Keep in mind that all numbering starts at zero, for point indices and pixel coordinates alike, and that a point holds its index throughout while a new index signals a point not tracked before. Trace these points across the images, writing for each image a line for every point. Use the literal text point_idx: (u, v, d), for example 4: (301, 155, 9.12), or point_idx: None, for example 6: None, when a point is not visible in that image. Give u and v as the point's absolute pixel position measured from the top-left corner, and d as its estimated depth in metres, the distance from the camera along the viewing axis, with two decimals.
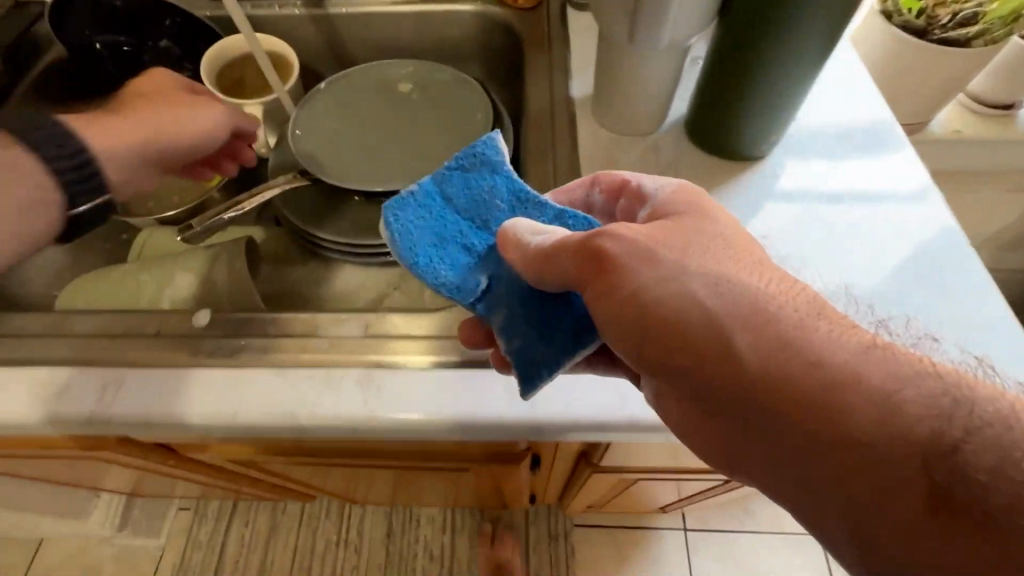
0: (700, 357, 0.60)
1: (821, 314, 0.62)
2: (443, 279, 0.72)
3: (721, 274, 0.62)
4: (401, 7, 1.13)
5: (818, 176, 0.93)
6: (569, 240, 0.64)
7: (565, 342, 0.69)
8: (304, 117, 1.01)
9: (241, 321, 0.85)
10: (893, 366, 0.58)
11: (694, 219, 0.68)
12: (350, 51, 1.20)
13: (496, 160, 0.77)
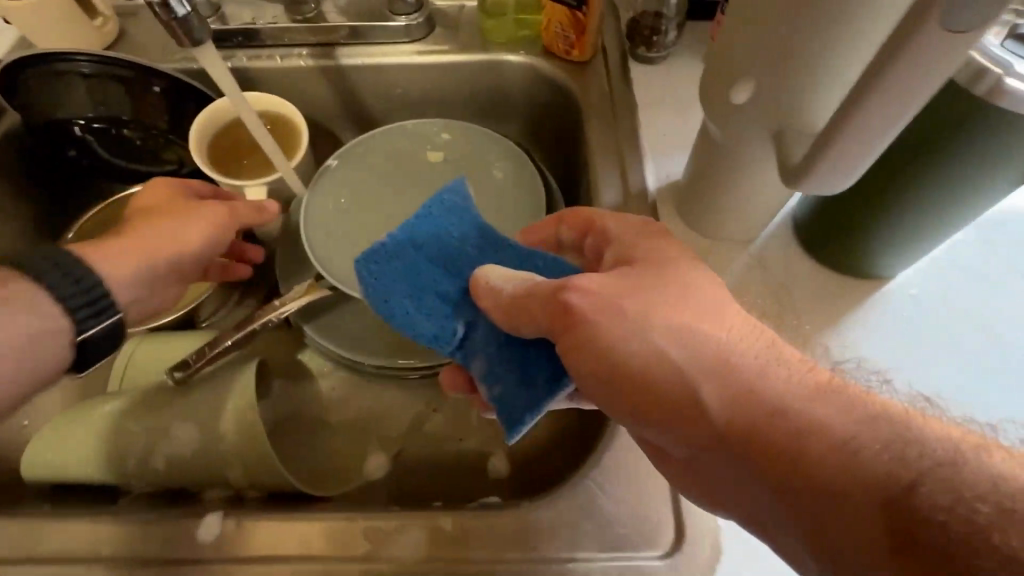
0: (643, 395, 0.34)
1: (781, 362, 0.33)
2: (424, 331, 0.41)
3: (715, 337, 0.34)
4: (435, 56, 0.65)
5: (944, 288, 0.47)
6: (537, 291, 0.37)
7: (548, 393, 0.40)
8: (318, 196, 0.61)
9: (133, 467, 0.48)
10: (846, 407, 0.31)
11: (649, 260, 0.38)
12: (376, 109, 0.69)
13: (465, 202, 0.46)
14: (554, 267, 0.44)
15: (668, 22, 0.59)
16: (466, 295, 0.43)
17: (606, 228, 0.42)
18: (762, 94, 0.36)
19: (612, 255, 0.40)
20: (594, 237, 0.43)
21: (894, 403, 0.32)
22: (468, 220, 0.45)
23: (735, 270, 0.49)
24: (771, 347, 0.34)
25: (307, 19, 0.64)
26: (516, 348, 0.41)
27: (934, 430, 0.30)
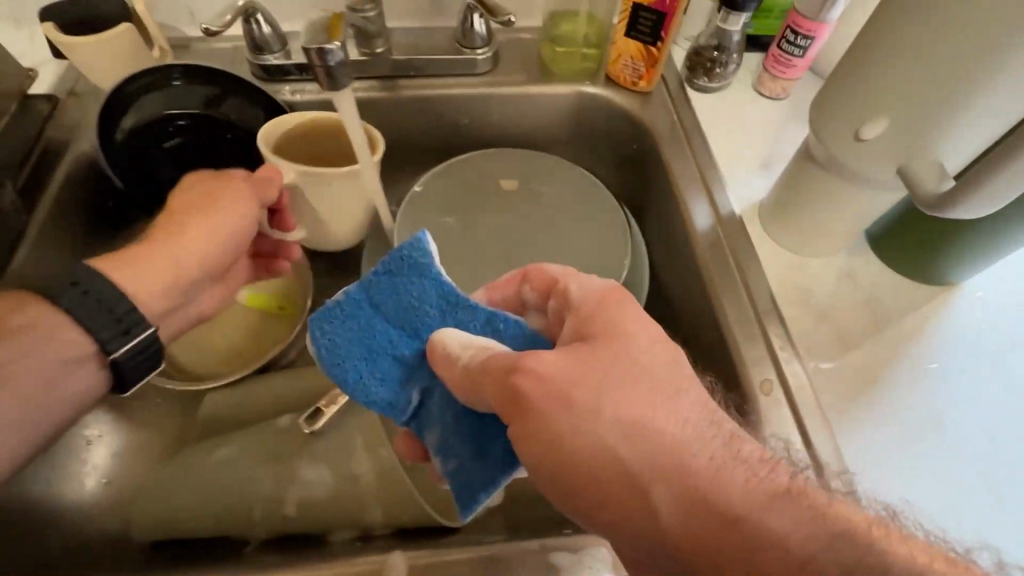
0: (600, 487, 0.31)
1: (741, 461, 0.31)
2: (377, 399, 0.41)
3: (667, 430, 0.31)
4: (496, 88, 0.67)
5: (948, 347, 0.50)
6: (492, 366, 0.35)
7: (502, 471, 0.39)
8: (409, 218, 0.62)
9: (255, 518, 0.46)
10: (806, 520, 0.29)
11: (605, 341, 0.34)
12: (435, 140, 0.71)
13: (427, 261, 0.41)
14: (518, 335, 0.40)
15: (729, 55, 0.64)
16: (423, 359, 0.42)
17: (570, 292, 0.38)
18: (892, 136, 0.39)
19: (572, 326, 0.37)
20: (556, 301, 0.39)
21: (858, 512, 0.30)
22: (432, 283, 0.41)
23: (826, 284, 0.53)
24: (720, 439, 0.32)
25: (376, 55, 0.64)
26: (468, 430, 0.40)
27: (873, 533, 0.29)
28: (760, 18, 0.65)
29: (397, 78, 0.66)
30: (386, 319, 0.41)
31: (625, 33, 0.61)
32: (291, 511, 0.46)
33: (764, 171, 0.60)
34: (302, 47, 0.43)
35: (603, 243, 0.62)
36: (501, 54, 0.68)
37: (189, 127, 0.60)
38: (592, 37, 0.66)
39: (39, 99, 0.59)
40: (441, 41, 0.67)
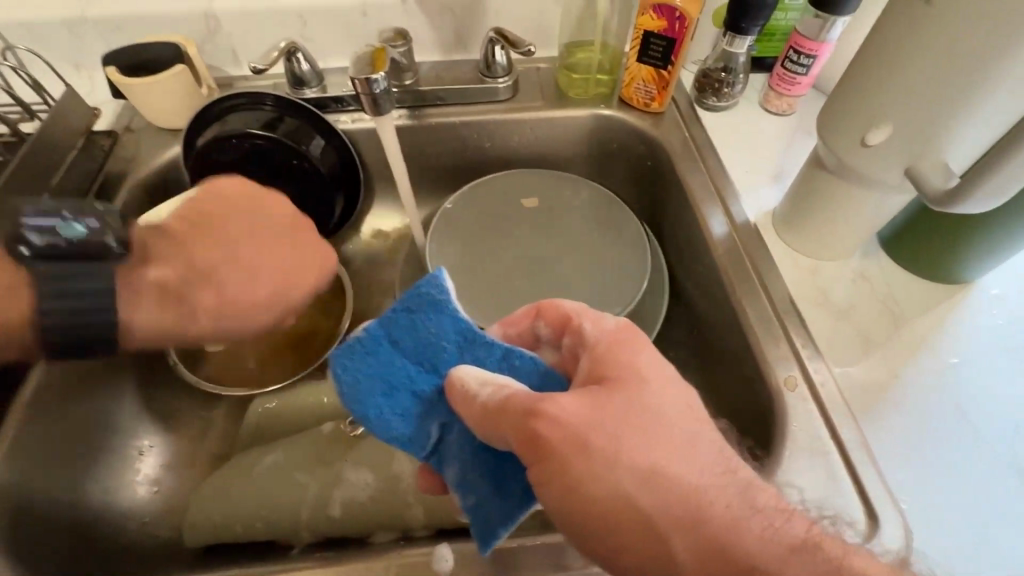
0: (615, 530, 0.33)
1: (755, 509, 0.33)
2: (397, 435, 0.40)
3: (682, 477, 0.33)
4: (517, 110, 0.71)
5: (953, 375, 0.50)
6: (511, 409, 0.36)
7: (519, 507, 0.39)
8: (443, 234, 0.66)
9: (303, 517, 0.48)
10: (817, 568, 0.32)
11: (621, 389, 0.36)
12: (457, 159, 0.75)
13: (445, 297, 0.42)
14: (533, 372, 0.41)
15: (736, 76, 0.68)
16: (441, 396, 0.41)
17: (584, 331, 0.41)
18: (898, 139, 0.41)
19: (585, 365, 0.39)
20: (571, 338, 0.41)
21: (871, 561, 0.33)
22: (448, 320, 0.41)
23: (842, 286, 0.55)
24: (727, 482, 0.34)
25: (405, 87, 0.69)
26: (489, 468, 0.40)
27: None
28: (763, 41, 0.69)
29: (425, 107, 0.71)
30: (407, 361, 0.41)
31: (637, 59, 0.65)
32: (337, 513, 0.48)
33: (775, 183, 0.63)
34: (349, 79, 0.46)
35: (624, 254, 0.65)
36: (520, 82, 0.73)
37: (245, 148, 0.63)
38: (605, 64, 0.70)
39: (99, 134, 0.65)
40: (464, 72, 0.72)
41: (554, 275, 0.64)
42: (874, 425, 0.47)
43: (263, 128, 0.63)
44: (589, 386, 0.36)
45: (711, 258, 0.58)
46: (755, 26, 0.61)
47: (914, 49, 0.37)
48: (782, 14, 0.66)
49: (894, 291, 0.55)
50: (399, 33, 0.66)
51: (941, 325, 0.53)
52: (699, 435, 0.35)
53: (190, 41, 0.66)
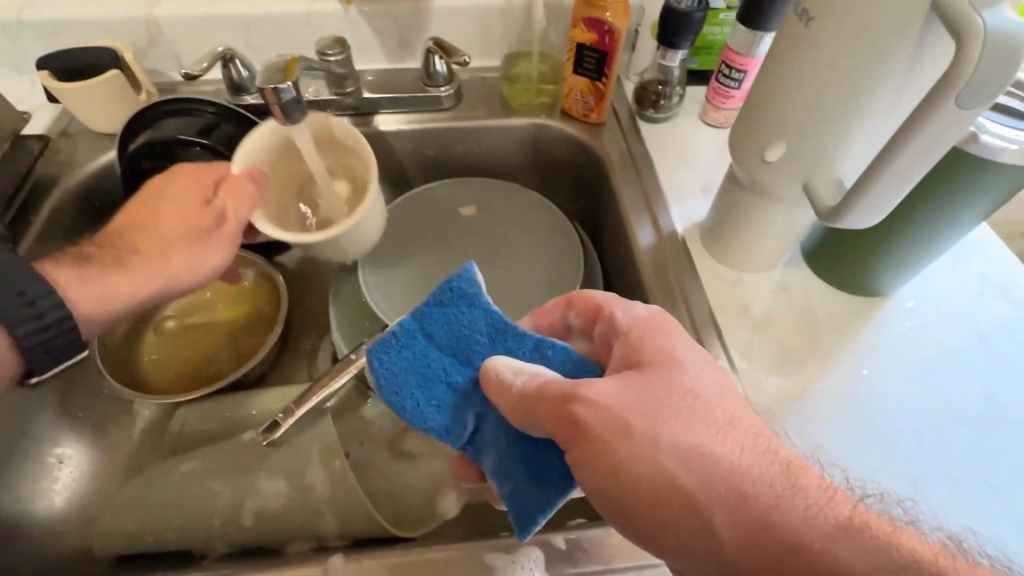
0: (656, 509, 0.33)
1: (799, 487, 0.31)
2: (434, 426, 0.41)
3: (724, 456, 0.32)
4: (458, 118, 0.71)
5: (937, 367, 0.52)
6: (550, 394, 0.36)
7: (559, 494, 0.39)
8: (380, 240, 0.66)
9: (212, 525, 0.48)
10: (868, 550, 0.29)
11: (664, 372, 0.36)
12: (401, 167, 0.75)
13: (474, 290, 0.43)
14: (566, 360, 0.41)
15: (672, 89, 0.68)
16: (477, 386, 0.42)
17: (615, 319, 0.41)
18: (790, 156, 0.43)
19: (620, 352, 0.39)
20: (603, 327, 0.41)
21: (922, 541, 0.30)
22: (479, 312, 0.42)
23: (764, 298, 0.56)
24: (777, 462, 0.32)
25: (346, 95, 0.70)
26: (527, 457, 0.40)
27: (939, 562, 0.29)
28: (703, 55, 0.71)
29: (367, 115, 0.71)
30: (442, 352, 0.42)
31: (574, 71, 0.66)
32: (248, 521, 0.47)
33: (705, 195, 0.64)
34: (259, 89, 0.49)
35: (559, 263, 0.65)
36: (464, 91, 0.74)
37: (182, 157, 0.63)
38: (547, 74, 0.71)
39: (31, 138, 0.63)
40: (407, 81, 0.72)
41: (487, 282, 0.64)
42: (807, 423, 0.48)
43: (198, 136, 0.63)
44: (627, 372, 0.36)
45: (639, 268, 0.59)
46: (686, 41, 0.62)
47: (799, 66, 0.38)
48: (717, 29, 0.67)
49: (815, 302, 0.56)
50: (337, 42, 0.66)
51: (904, 325, 0.54)
52: (739, 417, 0.35)
53: (127, 46, 0.65)
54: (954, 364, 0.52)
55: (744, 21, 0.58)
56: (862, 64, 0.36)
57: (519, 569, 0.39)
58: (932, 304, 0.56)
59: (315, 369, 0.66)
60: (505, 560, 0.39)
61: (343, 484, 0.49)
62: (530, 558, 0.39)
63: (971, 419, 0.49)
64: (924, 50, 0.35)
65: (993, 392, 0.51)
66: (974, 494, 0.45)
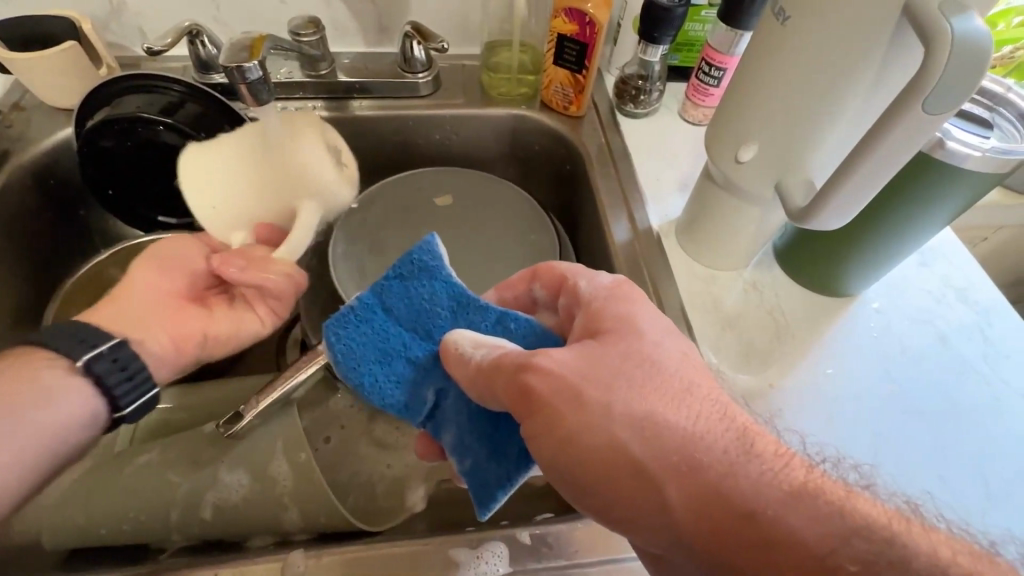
0: (611, 481, 0.32)
1: (752, 454, 0.32)
2: (392, 401, 0.40)
3: (680, 426, 0.32)
4: (435, 106, 0.70)
5: (901, 363, 0.53)
6: (504, 364, 0.36)
7: (519, 469, 0.39)
8: (353, 231, 0.65)
9: (169, 519, 0.46)
10: (821, 515, 0.30)
11: (622, 343, 0.36)
12: (375, 154, 0.73)
13: (437, 263, 0.44)
14: (527, 333, 0.41)
15: (652, 84, 0.68)
16: (437, 360, 0.42)
17: (578, 290, 0.40)
18: (764, 155, 0.43)
19: (581, 322, 0.38)
20: (566, 298, 0.41)
21: (873, 505, 0.31)
22: (440, 285, 0.42)
23: (734, 295, 0.56)
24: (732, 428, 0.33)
25: (321, 78, 0.67)
26: (486, 429, 0.40)
27: (889, 527, 0.30)
28: (684, 51, 0.71)
29: (341, 100, 0.69)
30: (401, 323, 0.42)
31: (554, 62, 0.65)
32: (208, 515, 0.46)
33: (682, 192, 0.64)
34: (223, 64, 0.48)
35: (534, 255, 0.65)
36: (443, 78, 0.72)
37: (144, 136, 0.60)
38: (527, 64, 0.70)
39: None
40: (385, 66, 0.70)
41: (461, 275, 0.63)
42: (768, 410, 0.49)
43: (160, 114, 0.60)
44: (583, 343, 0.36)
45: (613, 264, 0.58)
46: (667, 36, 0.61)
47: (772, 65, 0.39)
48: (698, 25, 0.67)
49: (783, 302, 0.57)
50: (310, 22, 0.64)
51: (870, 323, 0.56)
52: (699, 390, 0.34)
53: (86, 16, 0.62)
54: (911, 361, 0.54)
55: (724, 19, 0.58)
56: (834, 65, 0.36)
57: (482, 564, 0.39)
58: (893, 302, 0.58)
59: (283, 360, 0.65)
60: (468, 555, 0.39)
61: (307, 476, 0.48)
62: (494, 553, 0.39)
63: (926, 411, 0.51)
64: (894, 53, 0.35)
65: (948, 386, 0.53)
66: (924, 480, 0.47)
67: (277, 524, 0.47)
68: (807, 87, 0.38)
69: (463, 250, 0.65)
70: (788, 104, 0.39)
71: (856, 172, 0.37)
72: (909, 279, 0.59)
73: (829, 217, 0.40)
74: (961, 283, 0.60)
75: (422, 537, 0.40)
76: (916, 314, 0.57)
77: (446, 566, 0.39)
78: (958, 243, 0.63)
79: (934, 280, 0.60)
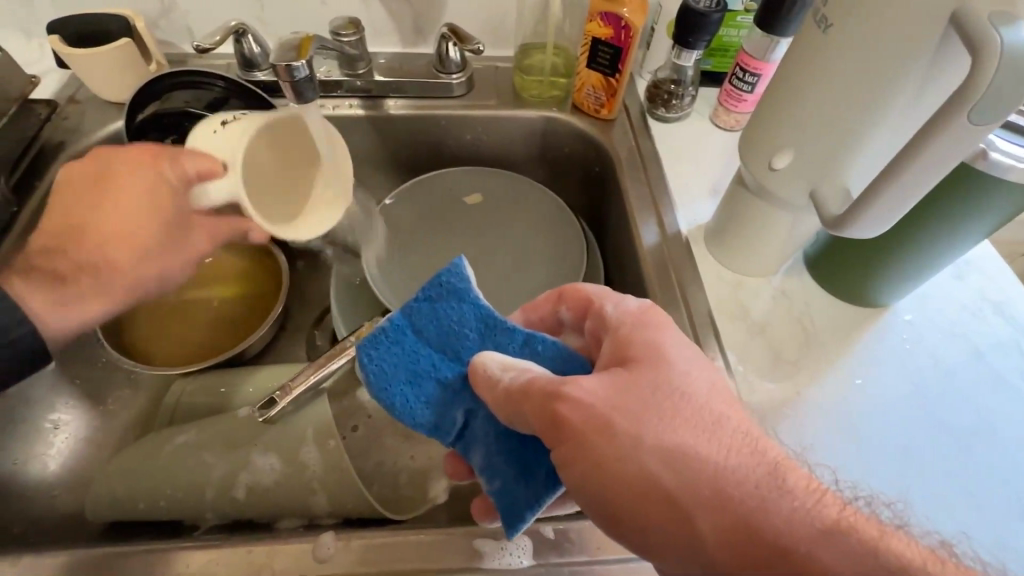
0: (644, 511, 0.32)
1: (784, 489, 0.31)
2: (423, 422, 0.41)
3: (710, 457, 0.32)
4: (467, 106, 0.71)
5: (930, 377, 0.52)
6: (533, 391, 0.36)
7: (547, 489, 0.38)
8: (385, 227, 0.66)
9: (204, 500, 0.48)
10: (854, 556, 0.28)
11: (651, 372, 0.35)
12: (409, 153, 0.75)
13: (465, 286, 0.43)
14: (555, 356, 0.41)
15: (684, 89, 0.68)
16: (466, 382, 0.42)
17: (605, 313, 0.41)
18: (799, 165, 0.43)
19: (609, 348, 0.39)
20: (593, 321, 0.42)
21: (910, 545, 0.30)
22: (468, 307, 0.42)
23: (762, 302, 0.56)
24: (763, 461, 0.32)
25: (358, 77, 0.69)
26: (516, 449, 0.40)
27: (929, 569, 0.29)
28: (717, 56, 0.70)
29: (377, 99, 0.71)
30: (431, 346, 0.42)
31: (587, 65, 0.66)
32: (241, 496, 0.48)
33: (712, 197, 0.64)
34: (272, 64, 0.50)
35: (562, 256, 0.65)
36: (476, 79, 0.73)
37: (191, 130, 0.63)
38: (560, 67, 0.71)
39: (39, 103, 0.62)
40: (420, 66, 0.72)
41: (489, 272, 0.64)
42: (791, 425, 0.49)
43: (206, 109, 0.63)
44: (614, 373, 0.36)
45: (642, 266, 0.59)
46: (701, 41, 0.61)
47: (811, 72, 0.39)
48: (733, 31, 0.67)
49: (812, 310, 0.56)
50: (350, 22, 0.66)
51: (900, 335, 0.55)
52: (733, 421, 0.34)
53: (139, 14, 0.64)
54: (952, 378, 0.53)
55: (761, 26, 0.58)
56: (877, 73, 0.36)
57: (506, 555, 0.39)
58: (927, 317, 0.56)
59: (314, 350, 0.66)
60: (493, 546, 0.40)
61: (336, 462, 0.49)
62: (518, 545, 0.40)
63: (957, 429, 0.50)
64: (939, 63, 0.35)
65: (983, 404, 0.51)
66: (956, 500, 0.46)
67: (307, 506, 0.48)
68: (848, 94, 0.38)
69: (492, 249, 0.66)
70: (827, 111, 0.39)
71: (895, 182, 0.37)
72: (945, 293, 0.58)
73: (867, 226, 0.40)
74: (1001, 299, 0.59)
75: (449, 526, 0.41)
76: (950, 328, 0.56)
77: (470, 556, 0.39)
78: (998, 257, 0.62)
79: (971, 294, 0.59)
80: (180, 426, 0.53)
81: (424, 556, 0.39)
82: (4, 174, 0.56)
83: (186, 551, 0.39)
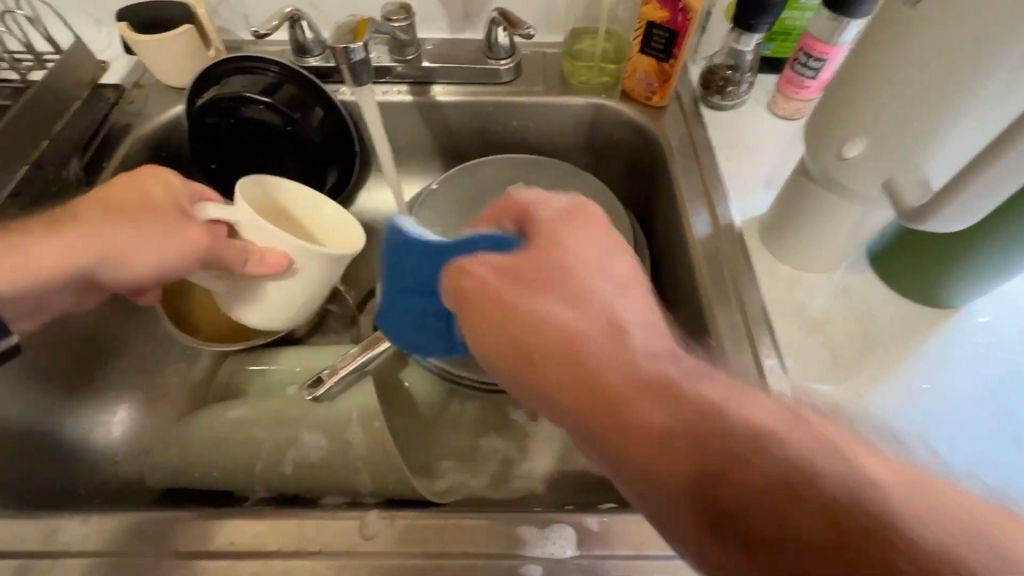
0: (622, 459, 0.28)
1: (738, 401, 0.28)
2: (442, 348, 0.51)
3: (659, 368, 0.30)
4: (514, 92, 0.70)
5: (1002, 385, 0.49)
6: (493, 293, 0.34)
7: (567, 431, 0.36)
8: (430, 212, 0.67)
9: (254, 472, 0.50)
10: (828, 461, 0.25)
11: (616, 293, 0.33)
12: (454, 139, 0.75)
13: (402, 236, 0.43)
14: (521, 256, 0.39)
15: (742, 75, 0.65)
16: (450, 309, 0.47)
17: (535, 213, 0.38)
18: (873, 152, 0.40)
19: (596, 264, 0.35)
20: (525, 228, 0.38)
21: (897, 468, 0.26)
22: (416, 252, 0.43)
23: (820, 298, 0.53)
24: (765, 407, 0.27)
25: (408, 63, 0.69)
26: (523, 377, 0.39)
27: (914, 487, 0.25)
28: (778, 41, 0.67)
29: (424, 85, 0.71)
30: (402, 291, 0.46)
31: (640, 50, 0.64)
32: (289, 471, 0.49)
33: (767, 188, 0.61)
34: (331, 49, 0.50)
35: None
36: (524, 65, 0.72)
37: (246, 114, 0.64)
38: (611, 53, 0.69)
39: (106, 88, 0.64)
40: (468, 52, 0.71)
41: None
42: None
43: (261, 94, 0.63)
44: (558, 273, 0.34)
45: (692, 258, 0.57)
46: (763, 24, 0.59)
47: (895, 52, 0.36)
48: (798, 14, 0.64)
49: (874, 309, 0.53)
50: (402, 8, 0.66)
51: (972, 338, 0.51)
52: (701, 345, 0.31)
53: (201, 1, 0.66)
54: (1016, 380, 0.49)
55: (830, 5, 0.55)
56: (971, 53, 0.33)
57: (548, 544, 0.39)
58: (1001, 319, 0.53)
59: (357, 333, 0.67)
60: (535, 534, 0.39)
61: (380, 443, 0.50)
62: (561, 535, 0.39)
63: None
64: None
65: None
66: None
67: (351, 484, 0.49)
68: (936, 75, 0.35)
69: None
70: (911, 94, 0.36)
71: (987, 172, 0.34)
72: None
73: (949, 218, 0.37)
74: None
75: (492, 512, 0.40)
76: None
77: (512, 542, 0.39)
78: None
79: None
80: (232, 401, 0.54)
81: (467, 539, 0.39)
82: (76, 155, 0.59)
83: (238, 520, 0.40)
